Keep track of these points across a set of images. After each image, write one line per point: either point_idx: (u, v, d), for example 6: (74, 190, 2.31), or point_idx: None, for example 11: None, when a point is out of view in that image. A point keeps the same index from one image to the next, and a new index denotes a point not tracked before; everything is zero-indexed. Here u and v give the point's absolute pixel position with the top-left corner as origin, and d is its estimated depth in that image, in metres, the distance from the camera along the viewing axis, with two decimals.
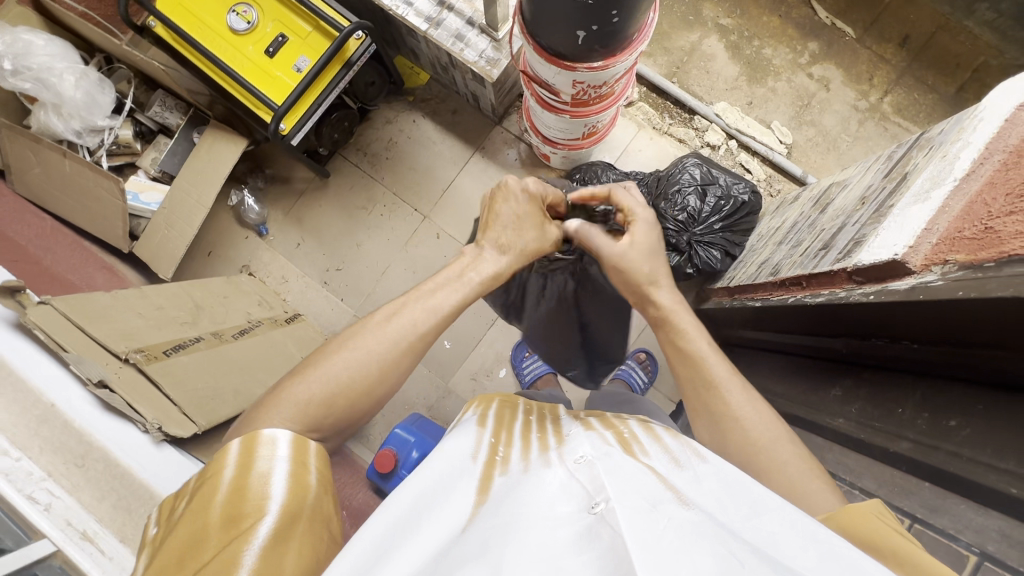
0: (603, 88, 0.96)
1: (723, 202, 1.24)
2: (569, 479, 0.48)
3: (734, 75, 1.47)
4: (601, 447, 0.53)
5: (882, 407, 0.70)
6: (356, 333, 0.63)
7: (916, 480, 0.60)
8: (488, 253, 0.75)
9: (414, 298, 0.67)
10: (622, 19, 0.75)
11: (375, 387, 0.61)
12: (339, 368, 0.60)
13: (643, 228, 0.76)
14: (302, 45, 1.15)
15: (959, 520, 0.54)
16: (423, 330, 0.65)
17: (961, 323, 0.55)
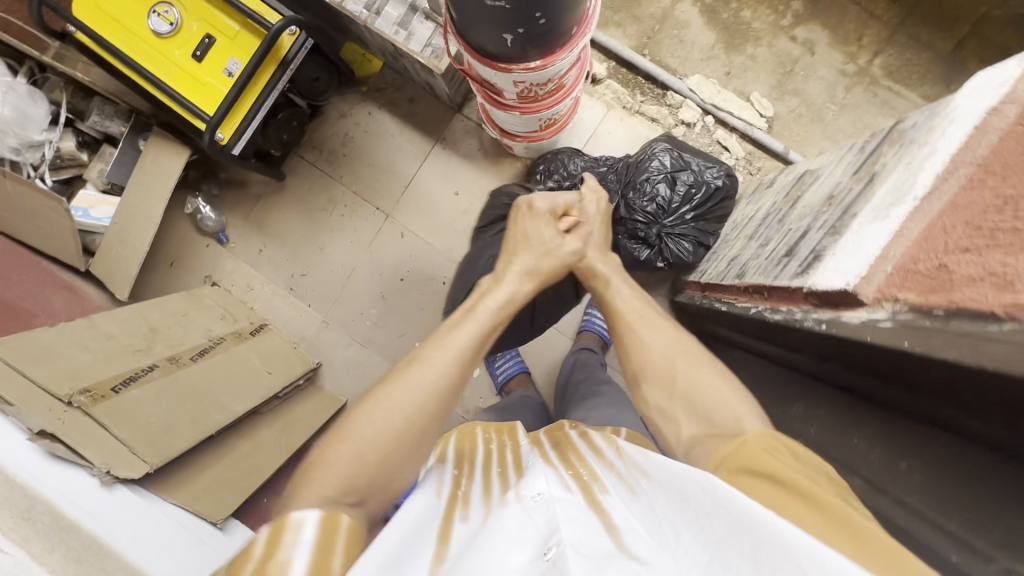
0: (550, 84, 0.88)
1: (694, 190, 1.17)
2: (525, 518, 0.52)
3: (710, 43, 1.36)
4: (561, 489, 0.56)
5: (838, 436, 0.66)
6: (389, 382, 0.59)
7: None
8: (499, 285, 0.71)
9: (455, 338, 0.62)
10: (551, 20, 0.67)
11: (418, 430, 0.56)
12: (381, 420, 0.56)
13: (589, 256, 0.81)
14: (231, 47, 1.06)
15: None
16: (453, 373, 0.59)
17: (905, 370, 0.50)
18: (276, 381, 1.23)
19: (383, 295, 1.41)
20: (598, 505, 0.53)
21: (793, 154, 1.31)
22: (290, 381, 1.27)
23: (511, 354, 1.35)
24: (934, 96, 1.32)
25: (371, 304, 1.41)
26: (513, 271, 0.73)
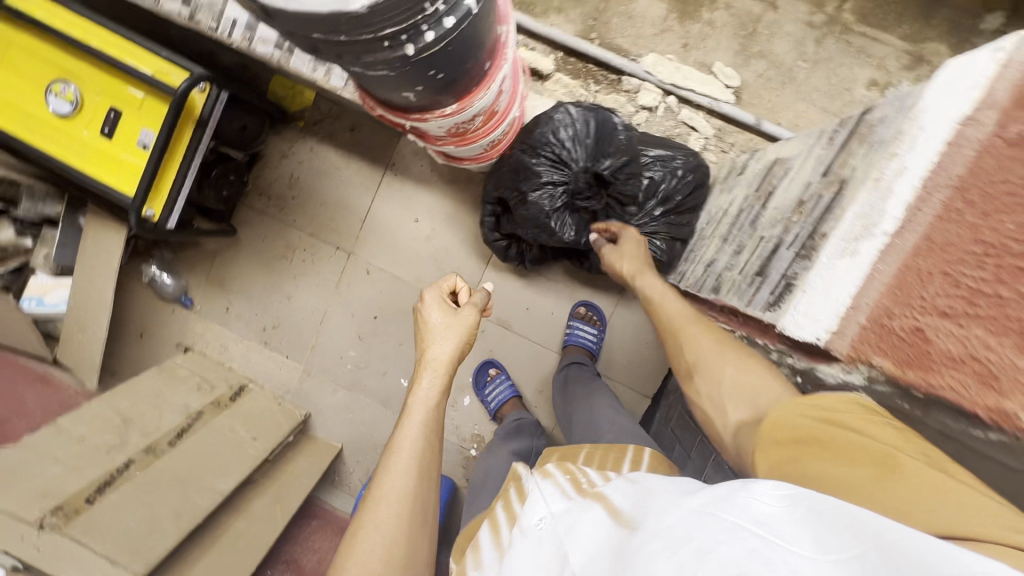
0: (479, 118, 0.80)
1: (661, 183, 1.07)
2: (533, 555, 0.45)
3: (662, 16, 1.24)
4: (563, 502, 0.48)
5: None
6: (361, 513, 0.53)
7: None
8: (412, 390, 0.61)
9: (401, 449, 0.56)
10: (453, 72, 0.59)
11: (412, 555, 0.52)
12: (367, 549, 0.51)
13: (465, 327, 0.66)
14: (139, 117, 0.98)
15: None
16: (414, 480, 0.55)
17: None
18: (263, 447, 1.18)
19: (360, 335, 1.36)
20: (601, 501, 0.47)
21: (767, 123, 1.20)
22: (278, 442, 1.22)
23: (501, 378, 1.30)
24: (914, 36, 1.20)
25: (349, 346, 1.36)
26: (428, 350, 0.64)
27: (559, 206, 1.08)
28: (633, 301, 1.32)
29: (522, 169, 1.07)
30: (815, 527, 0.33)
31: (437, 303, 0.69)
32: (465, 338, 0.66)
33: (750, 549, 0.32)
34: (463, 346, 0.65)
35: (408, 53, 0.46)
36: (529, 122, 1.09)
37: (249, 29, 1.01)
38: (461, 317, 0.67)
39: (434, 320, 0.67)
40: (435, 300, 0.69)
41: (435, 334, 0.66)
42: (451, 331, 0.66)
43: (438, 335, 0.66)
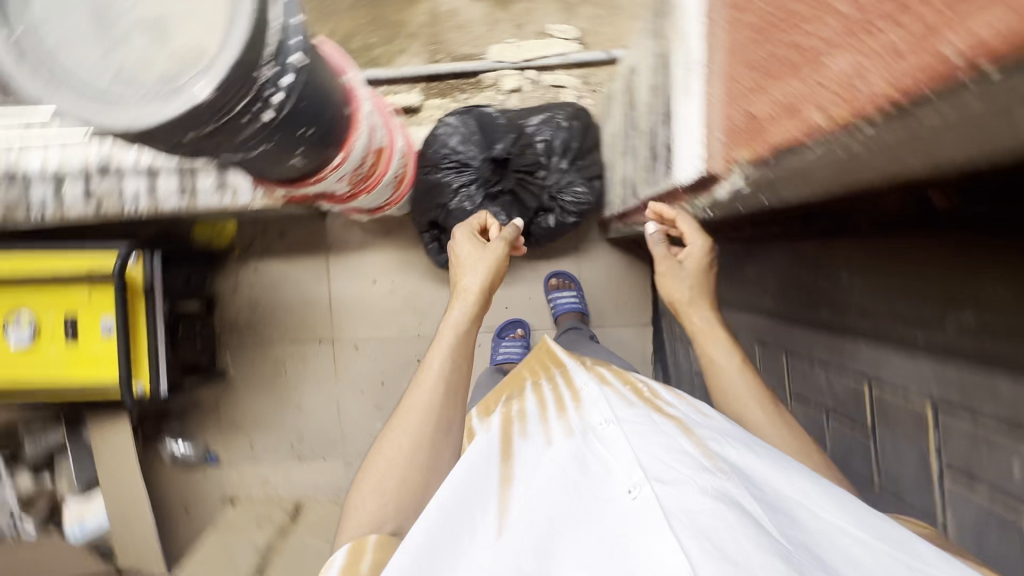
0: (370, 158, 0.89)
1: (553, 141, 1.17)
2: (599, 446, 0.50)
3: (487, 11, 1.37)
4: (632, 412, 0.55)
5: (791, 281, 0.68)
6: (395, 415, 0.62)
7: (851, 340, 0.59)
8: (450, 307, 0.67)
9: (429, 364, 0.63)
10: (321, 124, 0.68)
11: (434, 458, 0.59)
12: (399, 445, 0.59)
13: (492, 256, 0.70)
14: (94, 311, 1.04)
15: (898, 373, 0.52)
16: (434, 401, 0.61)
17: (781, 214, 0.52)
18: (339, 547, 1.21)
19: (378, 406, 1.41)
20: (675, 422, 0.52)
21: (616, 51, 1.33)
22: None
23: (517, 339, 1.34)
24: None
25: (373, 421, 1.41)
26: (465, 278, 0.69)
27: (485, 202, 1.17)
28: (592, 252, 1.40)
29: (433, 188, 1.15)
30: (902, 537, 0.40)
31: (463, 241, 0.73)
32: (495, 263, 0.70)
33: (836, 545, 0.39)
34: (497, 267, 0.70)
35: (266, 117, 0.55)
36: (421, 148, 1.18)
37: (152, 193, 1.09)
38: (496, 258, 0.70)
39: (464, 251, 0.72)
40: (460, 239, 0.74)
41: (461, 266, 0.70)
42: (482, 265, 0.69)
43: (470, 267, 0.69)
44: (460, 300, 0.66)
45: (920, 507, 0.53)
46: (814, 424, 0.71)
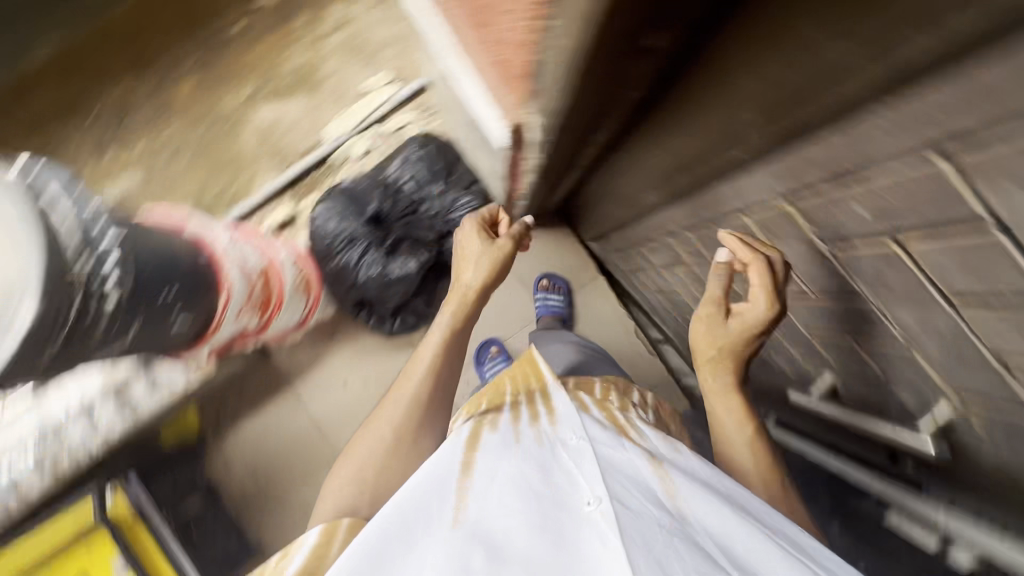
0: (258, 282, 0.91)
1: (418, 174, 1.21)
2: (565, 472, 0.54)
3: (306, 103, 1.45)
4: (607, 433, 0.58)
5: (643, 168, 0.72)
6: (382, 405, 0.67)
7: (710, 183, 0.62)
8: (452, 299, 0.73)
9: (422, 355, 0.69)
10: (184, 277, 0.71)
11: (401, 441, 0.63)
12: (380, 432, 0.64)
13: (492, 252, 0.75)
14: (98, 561, 1.01)
15: (752, 186, 0.56)
16: (416, 397, 0.66)
17: (577, 125, 0.55)
18: None
19: None
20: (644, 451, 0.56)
21: (423, 79, 1.43)
22: None
23: (499, 355, 1.37)
24: None
25: None
26: (468, 274, 0.74)
27: (388, 257, 1.17)
28: None
29: (336, 275, 1.16)
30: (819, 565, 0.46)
31: (466, 242, 0.78)
32: (494, 258, 0.75)
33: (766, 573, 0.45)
34: (494, 259, 0.74)
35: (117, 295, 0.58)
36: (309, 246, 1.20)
37: (89, 429, 1.09)
38: (499, 255, 0.75)
39: (468, 246, 0.77)
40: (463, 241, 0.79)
41: (462, 269, 0.75)
42: (483, 262, 0.74)
43: (473, 263, 0.75)
44: (458, 296, 0.72)
45: (843, 285, 0.55)
46: (743, 272, 0.75)
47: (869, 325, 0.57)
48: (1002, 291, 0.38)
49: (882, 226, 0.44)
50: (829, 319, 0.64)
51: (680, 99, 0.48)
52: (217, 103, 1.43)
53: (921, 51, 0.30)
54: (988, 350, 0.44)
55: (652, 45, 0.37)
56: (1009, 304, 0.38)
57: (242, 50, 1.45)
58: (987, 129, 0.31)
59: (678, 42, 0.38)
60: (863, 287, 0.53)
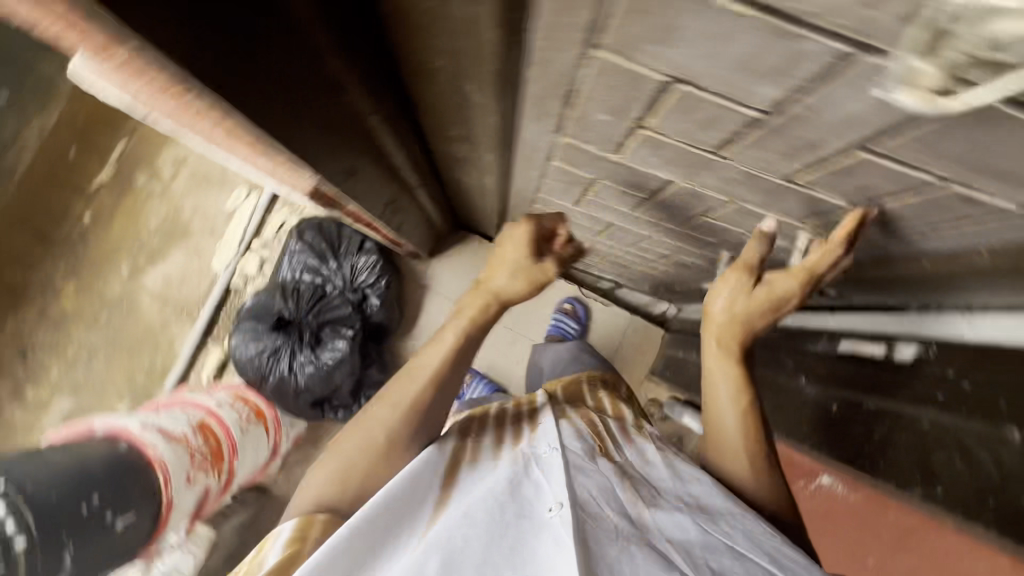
0: (194, 441, 0.92)
1: (307, 262, 1.21)
2: (540, 480, 0.53)
3: (184, 249, 1.45)
4: (583, 448, 0.58)
5: (460, 161, 0.72)
6: (375, 404, 0.61)
7: (508, 147, 0.63)
8: (471, 304, 0.67)
9: (423, 360, 0.63)
10: (108, 474, 0.72)
11: (391, 438, 0.58)
12: (371, 435, 0.58)
13: (537, 273, 0.70)
14: None
15: (531, 135, 0.56)
16: (414, 401, 0.61)
17: (350, 162, 0.55)
18: None
19: None
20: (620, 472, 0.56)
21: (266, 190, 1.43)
22: None
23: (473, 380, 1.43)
24: None
25: None
26: (500, 278, 0.68)
27: (316, 350, 1.15)
28: None
29: (278, 391, 1.14)
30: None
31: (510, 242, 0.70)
32: (532, 279, 0.69)
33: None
34: (534, 279, 0.69)
35: None
36: (241, 374, 1.17)
37: None
38: (535, 270, 0.69)
39: (506, 247, 0.70)
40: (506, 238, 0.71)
41: (494, 277, 0.69)
42: (518, 270, 0.69)
43: (504, 271, 0.69)
44: (479, 309, 0.66)
45: (657, 179, 0.56)
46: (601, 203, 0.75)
47: (704, 200, 0.59)
48: (737, 131, 0.39)
49: (626, 121, 0.44)
50: (677, 208, 0.65)
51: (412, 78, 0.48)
52: (105, 292, 1.43)
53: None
54: (777, 177, 0.45)
55: (327, 72, 0.38)
56: (750, 136, 0.39)
57: (103, 233, 1.44)
58: (603, 19, 0.31)
59: (349, 63, 0.39)
60: (665, 175, 0.54)
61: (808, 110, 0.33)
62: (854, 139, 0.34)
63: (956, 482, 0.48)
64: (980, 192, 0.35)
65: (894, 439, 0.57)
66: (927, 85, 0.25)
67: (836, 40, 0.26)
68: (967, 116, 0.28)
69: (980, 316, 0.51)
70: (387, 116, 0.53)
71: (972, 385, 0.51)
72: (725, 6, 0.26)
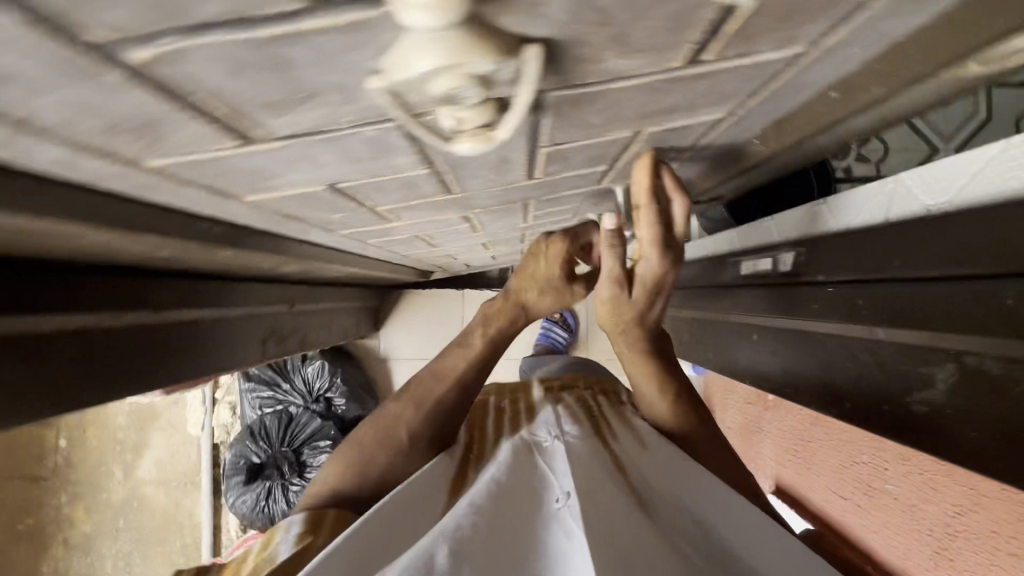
0: None
1: (264, 398, 1.20)
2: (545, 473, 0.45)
3: (157, 430, 1.46)
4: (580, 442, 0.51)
5: (301, 269, 0.70)
6: (399, 401, 0.58)
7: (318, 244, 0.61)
8: (501, 320, 0.62)
9: (448, 366, 0.60)
10: None
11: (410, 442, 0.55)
12: (367, 465, 0.54)
13: (566, 290, 0.63)
14: None
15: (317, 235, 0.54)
16: (438, 405, 0.57)
17: (175, 349, 0.54)
18: None
19: None
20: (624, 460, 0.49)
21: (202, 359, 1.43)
22: None
23: None
24: None
25: None
26: (531, 293, 0.63)
27: (305, 475, 1.14)
28: None
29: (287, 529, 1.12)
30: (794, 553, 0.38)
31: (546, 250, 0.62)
32: (559, 296, 0.64)
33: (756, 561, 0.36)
34: (562, 295, 0.64)
35: None
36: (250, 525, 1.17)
37: None
38: (565, 290, 0.63)
39: (538, 260, 0.62)
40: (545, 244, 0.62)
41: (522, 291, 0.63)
42: (550, 289, 0.63)
43: (541, 292, 0.63)
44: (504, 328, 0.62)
45: (454, 217, 0.54)
46: (453, 236, 0.73)
47: (512, 208, 0.56)
48: (437, 181, 0.36)
49: (358, 207, 0.42)
50: (507, 218, 0.62)
51: (172, 268, 0.49)
52: (111, 502, 1.45)
53: (87, 205, 0.29)
54: (523, 182, 0.42)
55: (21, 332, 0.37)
56: (455, 176, 0.37)
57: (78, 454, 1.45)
58: (204, 186, 0.30)
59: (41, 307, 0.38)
60: (452, 214, 0.52)
61: (451, 156, 0.30)
62: (521, 150, 0.32)
63: (856, 394, 0.42)
64: (673, 122, 0.33)
65: (803, 368, 0.50)
66: (473, 127, 0.21)
67: (374, 126, 0.24)
68: (561, 107, 0.26)
69: (832, 204, 0.45)
70: (173, 293, 0.52)
71: (838, 289, 0.44)
72: (253, 148, 0.24)
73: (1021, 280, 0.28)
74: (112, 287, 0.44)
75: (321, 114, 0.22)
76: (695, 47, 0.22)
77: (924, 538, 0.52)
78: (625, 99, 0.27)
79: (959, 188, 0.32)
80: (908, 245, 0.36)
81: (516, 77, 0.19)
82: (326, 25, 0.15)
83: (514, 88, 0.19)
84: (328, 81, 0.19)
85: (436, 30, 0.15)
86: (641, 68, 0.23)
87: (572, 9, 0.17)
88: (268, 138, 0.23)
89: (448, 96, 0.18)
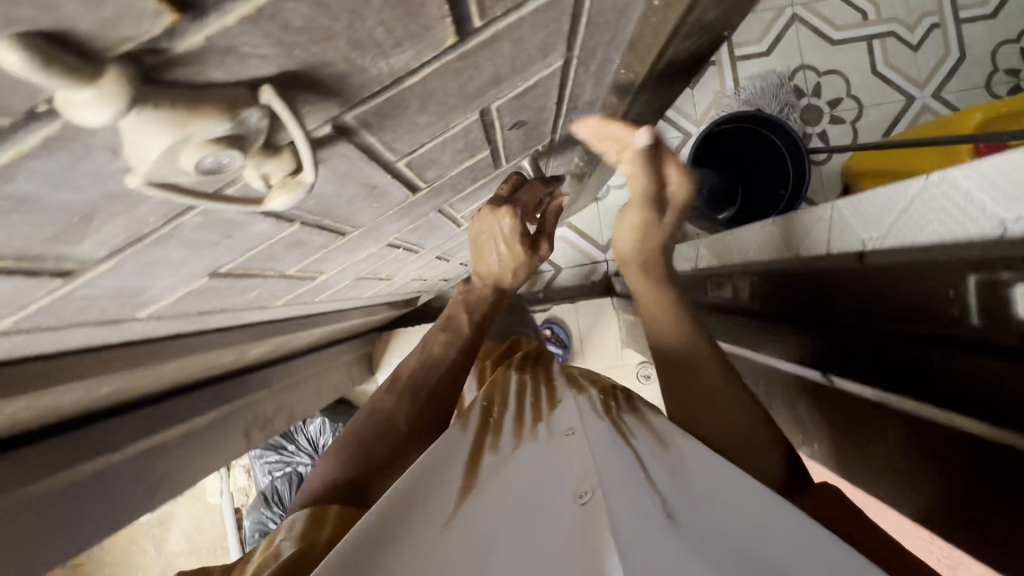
0: None
1: (273, 463, 1.21)
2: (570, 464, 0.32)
3: (186, 513, 1.48)
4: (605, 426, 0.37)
5: (266, 347, 0.71)
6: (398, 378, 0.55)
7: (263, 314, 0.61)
8: (479, 301, 0.61)
9: (440, 353, 0.57)
10: None
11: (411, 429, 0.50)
12: (367, 455, 0.47)
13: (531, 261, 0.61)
14: None
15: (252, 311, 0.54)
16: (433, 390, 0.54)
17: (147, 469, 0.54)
18: None
19: None
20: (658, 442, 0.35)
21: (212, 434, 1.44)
22: None
23: None
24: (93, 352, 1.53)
25: None
26: (497, 267, 0.61)
27: None
28: None
29: None
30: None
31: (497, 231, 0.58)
32: (525, 267, 0.61)
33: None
34: (526, 266, 0.61)
35: None
36: None
37: None
38: (529, 257, 0.60)
39: (489, 245, 0.59)
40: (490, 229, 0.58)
41: (486, 275, 0.62)
42: (513, 265, 0.60)
43: (505, 268, 0.61)
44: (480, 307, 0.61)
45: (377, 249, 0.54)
46: (400, 268, 0.73)
47: (430, 219, 0.59)
48: (324, 226, 0.37)
49: (268, 275, 0.42)
50: (437, 228, 0.65)
51: (115, 402, 0.48)
52: None
53: None
54: (414, 197, 0.45)
55: None
56: (340, 217, 0.37)
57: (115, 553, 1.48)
58: (84, 313, 0.30)
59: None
60: (374, 247, 0.53)
61: (308, 206, 0.31)
62: (378, 169, 0.33)
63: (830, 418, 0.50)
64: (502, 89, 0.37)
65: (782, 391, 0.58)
66: (281, 176, 0.21)
67: (190, 212, 0.24)
68: (376, 116, 0.26)
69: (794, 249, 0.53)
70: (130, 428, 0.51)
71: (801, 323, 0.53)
72: (89, 270, 0.25)
73: (945, 349, 0.38)
74: (66, 442, 0.44)
75: (121, 223, 0.22)
76: (452, 20, 0.24)
77: (927, 544, 0.49)
78: (435, 86, 0.28)
79: (887, 226, 0.41)
80: (855, 285, 0.45)
81: (270, 118, 0.18)
82: (21, 156, 0.15)
83: (285, 124, 0.19)
84: (89, 196, 0.19)
85: (136, 120, 0.15)
86: (418, 58, 0.24)
87: (274, 41, 0.17)
88: (90, 261, 0.24)
89: (211, 168, 0.18)
